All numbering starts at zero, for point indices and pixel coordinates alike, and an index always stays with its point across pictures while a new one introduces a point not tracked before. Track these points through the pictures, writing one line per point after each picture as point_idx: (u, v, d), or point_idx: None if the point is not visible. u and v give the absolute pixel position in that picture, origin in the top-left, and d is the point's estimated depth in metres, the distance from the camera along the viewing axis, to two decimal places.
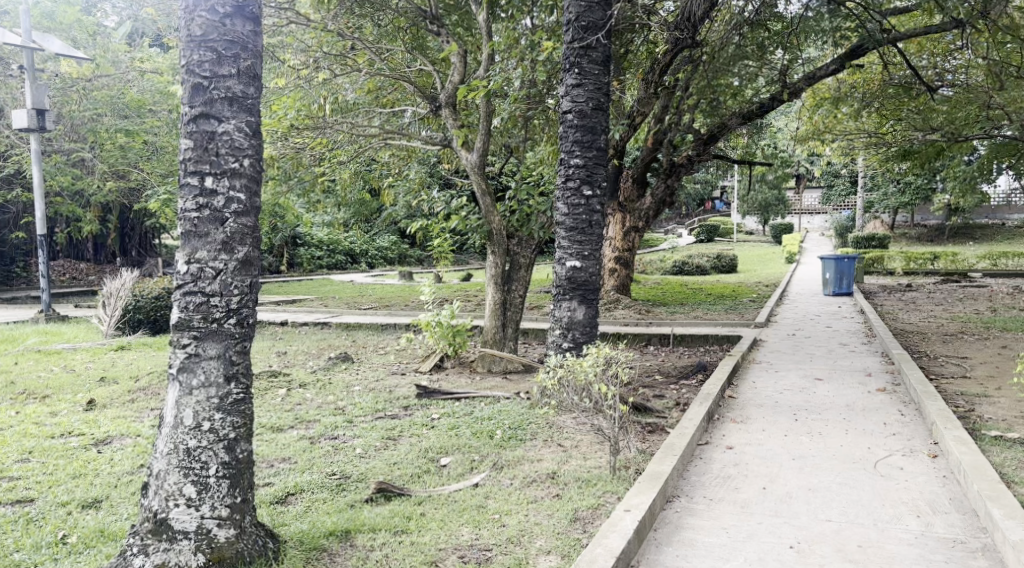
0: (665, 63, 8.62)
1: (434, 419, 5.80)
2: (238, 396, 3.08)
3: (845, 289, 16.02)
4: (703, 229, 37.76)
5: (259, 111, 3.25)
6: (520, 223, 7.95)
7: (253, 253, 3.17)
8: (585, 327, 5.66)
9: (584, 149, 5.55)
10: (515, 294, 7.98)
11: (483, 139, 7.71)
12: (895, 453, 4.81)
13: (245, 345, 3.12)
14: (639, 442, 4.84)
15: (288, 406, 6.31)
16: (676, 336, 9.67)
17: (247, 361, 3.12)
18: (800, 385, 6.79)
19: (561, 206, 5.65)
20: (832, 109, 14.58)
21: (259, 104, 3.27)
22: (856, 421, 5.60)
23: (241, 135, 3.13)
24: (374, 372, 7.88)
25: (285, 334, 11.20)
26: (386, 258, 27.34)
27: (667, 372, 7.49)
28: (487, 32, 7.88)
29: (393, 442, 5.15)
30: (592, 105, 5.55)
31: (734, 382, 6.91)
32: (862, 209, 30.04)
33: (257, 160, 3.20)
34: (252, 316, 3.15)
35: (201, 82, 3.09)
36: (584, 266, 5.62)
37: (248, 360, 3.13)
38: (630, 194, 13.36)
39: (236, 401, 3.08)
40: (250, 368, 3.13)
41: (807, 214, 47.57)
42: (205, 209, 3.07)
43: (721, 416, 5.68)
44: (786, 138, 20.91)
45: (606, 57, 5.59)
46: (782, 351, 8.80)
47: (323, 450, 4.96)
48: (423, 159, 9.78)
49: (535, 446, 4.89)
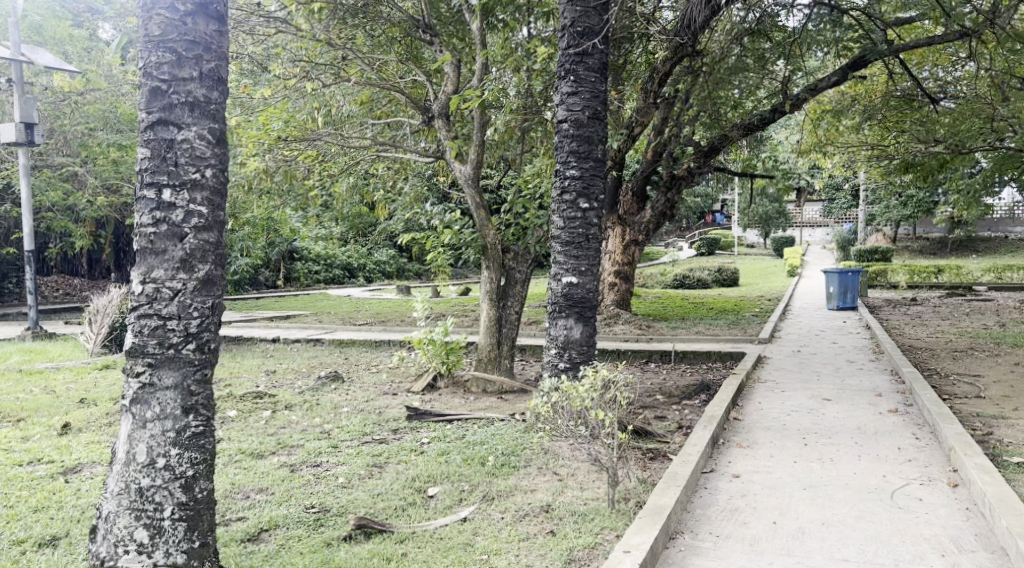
0: (663, 73, 8.40)
1: (424, 443, 5.52)
2: (196, 429, 2.80)
3: (849, 303, 15.75)
4: (705, 242, 37.50)
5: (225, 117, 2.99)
6: (516, 236, 7.67)
7: (216, 272, 2.90)
8: (582, 346, 5.38)
9: (580, 160, 5.30)
10: (511, 310, 7.73)
11: (477, 151, 7.48)
12: (912, 483, 4.52)
13: (205, 372, 2.84)
14: (639, 471, 4.56)
15: (272, 430, 6.03)
16: (677, 352, 9.40)
17: (208, 390, 2.85)
18: (808, 406, 6.50)
19: (556, 220, 5.39)
20: (834, 121, 14.36)
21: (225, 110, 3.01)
22: (869, 445, 5.31)
23: (203, 143, 2.87)
24: (365, 392, 7.61)
25: (276, 352, 10.91)
26: (384, 272, 27.10)
27: (669, 392, 7.20)
28: (481, 41, 7.64)
29: (379, 470, 4.88)
30: (589, 114, 5.29)
31: (739, 403, 6.62)
32: (864, 222, 29.84)
33: (222, 170, 2.94)
34: (214, 340, 2.88)
35: (160, 86, 2.83)
36: (580, 282, 5.35)
37: (209, 390, 2.86)
38: (630, 207, 13.11)
39: (195, 435, 2.80)
40: (212, 398, 2.86)
41: (808, 227, 47.34)
42: (162, 224, 2.81)
43: (726, 441, 5.40)
44: (788, 151, 20.70)
45: (603, 64, 5.34)
46: (787, 368, 8.53)
47: (305, 479, 4.69)
48: (417, 173, 9.55)
49: (528, 475, 4.62)
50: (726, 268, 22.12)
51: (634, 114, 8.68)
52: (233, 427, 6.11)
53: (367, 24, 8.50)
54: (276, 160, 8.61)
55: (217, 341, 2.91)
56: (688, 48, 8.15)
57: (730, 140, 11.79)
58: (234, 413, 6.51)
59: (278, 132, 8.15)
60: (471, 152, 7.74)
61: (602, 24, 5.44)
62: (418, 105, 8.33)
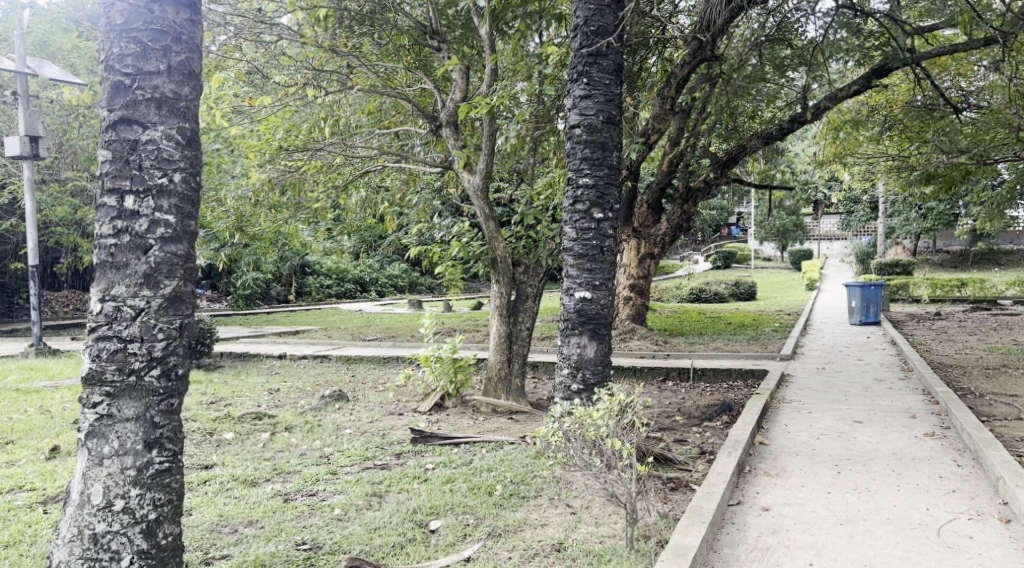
0: (680, 79, 8.08)
1: (428, 469, 5.19)
2: (160, 466, 2.51)
3: (872, 318, 15.28)
4: (720, 256, 37.05)
5: (197, 116, 2.69)
6: (527, 249, 7.33)
7: (185, 288, 2.59)
8: (596, 366, 5.03)
9: (594, 167, 4.98)
10: (521, 326, 7.39)
11: (486, 160, 7.18)
12: (960, 517, 4.14)
13: (171, 402, 2.54)
14: (660, 504, 4.20)
15: (268, 454, 5.71)
16: (696, 370, 9.01)
17: (175, 421, 2.56)
18: (837, 429, 6.13)
19: (568, 231, 5.06)
20: (854, 131, 13.97)
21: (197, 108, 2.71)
22: (908, 473, 4.92)
23: (170, 144, 2.56)
24: (369, 412, 7.29)
25: (282, 369, 10.61)
26: (396, 285, 26.87)
27: (688, 413, 6.82)
28: (489, 47, 7.35)
29: (379, 501, 4.54)
30: (603, 118, 4.98)
31: (764, 426, 6.24)
32: (883, 235, 29.32)
33: (193, 174, 2.63)
34: (182, 365, 2.58)
35: (123, 80, 2.53)
36: (594, 297, 5.00)
37: (178, 421, 2.57)
38: (645, 219, 12.69)
39: (158, 473, 2.52)
40: (180, 429, 2.58)
41: (825, 240, 46.75)
42: (124, 235, 2.50)
43: (752, 469, 5.03)
44: (806, 162, 20.30)
45: (618, 66, 5.03)
46: (812, 387, 8.12)
47: (299, 511, 4.37)
48: (426, 185, 9.25)
49: (539, 507, 4.27)
50: (743, 282, 21.69)
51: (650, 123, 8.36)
52: (229, 452, 5.79)
53: (374, 31, 8.24)
54: (280, 172, 8.34)
55: (187, 365, 2.61)
56: (706, 52, 7.88)
57: (749, 150, 11.44)
58: (230, 435, 6.20)
59: (281, 142, 7.87)
60: (479, 162, 7.40)
61: (618, 23, 5.13)
62: (425, 114, 8.03)
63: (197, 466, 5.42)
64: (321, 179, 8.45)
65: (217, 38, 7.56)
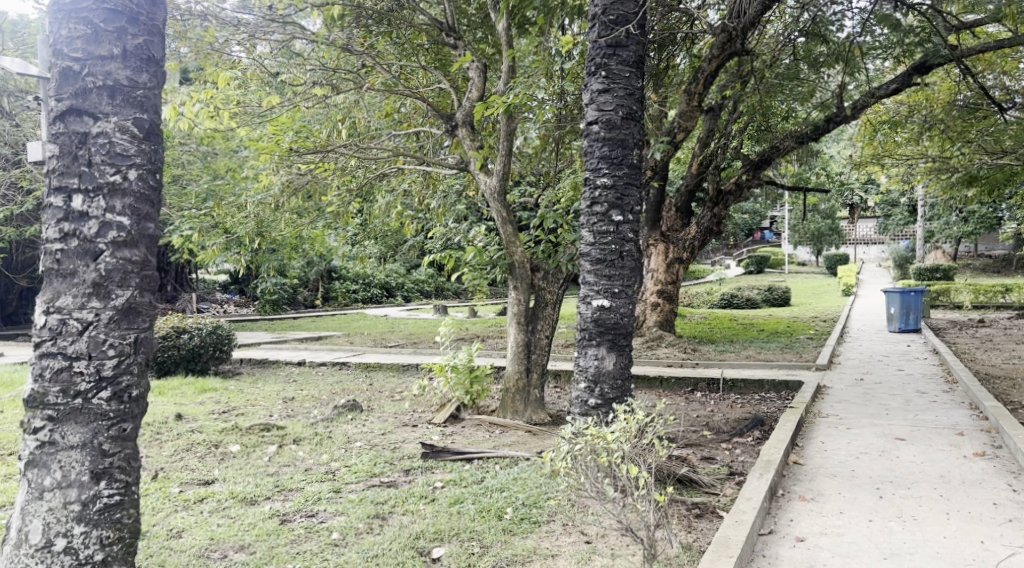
0: (708, 75, 7.70)
1: (437, 488, 4.89)
2: (107, 500, 2.52)
3: (912, 325, 14.67)
4: (754, 261, 36.31)
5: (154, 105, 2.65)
6: (547, 254, 6.97)
7: (139, 297, 2.55)
8: (616, 380, 4.69)
9: (613, 166, 4.65)
10: (540, 335, 7.08)
11: (504, 160, 6.85)
12: (1019, 552, 3.73)
13: (121, 427, 2.53)
14: (684, 534, 3.85)
15: (273, 470, 5.45)
16: (726, 381, 8.61)
17: (127, 448, 2.55)
18: (879, 447, 5.70)
19: (586, 234, 4.73)
20: (892, 132, 13.42)
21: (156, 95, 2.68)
22: (958, 499, 4.51)
23: (124, 137, 2.52)
24: (382, 423, 7.03)
25: (300, 376, 10.38)
26: (421, 290, 26.73)
27: (717, 427, 6.44)
28: (506, 41, 6.97)
29: (381, 524, 4.25)
30: (623, 114, 4.64)
31: (799, 443, 5.83)
32: (922, 240, 28.41)
33: (150, 170, 2.59)
34: (134, 385, 2.55)
35: (72, 66, 2.50)
36: (613, 306, 4.66)
37: (132, 447, 2.58)
38: (674, 223, 12.26)
39: (105, 508, 2.52)
40: (134, 455, 2.59)
41: (862, 244, 45.69)
42: (71, 238, 2.45)
43: (786, 492, 4.65)
44: (842, 164, 19.67)
45: (639, 57, 4.71)
46: (850, 401, 7.68)
47: (295, 534, 4.09)
48: (446, 188, 8.96)
49: (551, 534, 3.96)
50: (777, 287, 21.11)
51: (676, 122, 7.98)
52: (232, 466, 5.54)
53: (392, 30, 7.95)
54: (294, 175, 8.08)
55: (140, 387, 2.59)
56: (736, 46, 7.56)
57: (782, 152, 10.99)
58: (236, 448, 5.96)
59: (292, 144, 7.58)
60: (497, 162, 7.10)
61: (639, 11, 4.79)
62: (441, 114, 7.68)
63: (197, 481, 5.18)
64: (335, 181, 8.20)
65: (235, 36, 7.23)
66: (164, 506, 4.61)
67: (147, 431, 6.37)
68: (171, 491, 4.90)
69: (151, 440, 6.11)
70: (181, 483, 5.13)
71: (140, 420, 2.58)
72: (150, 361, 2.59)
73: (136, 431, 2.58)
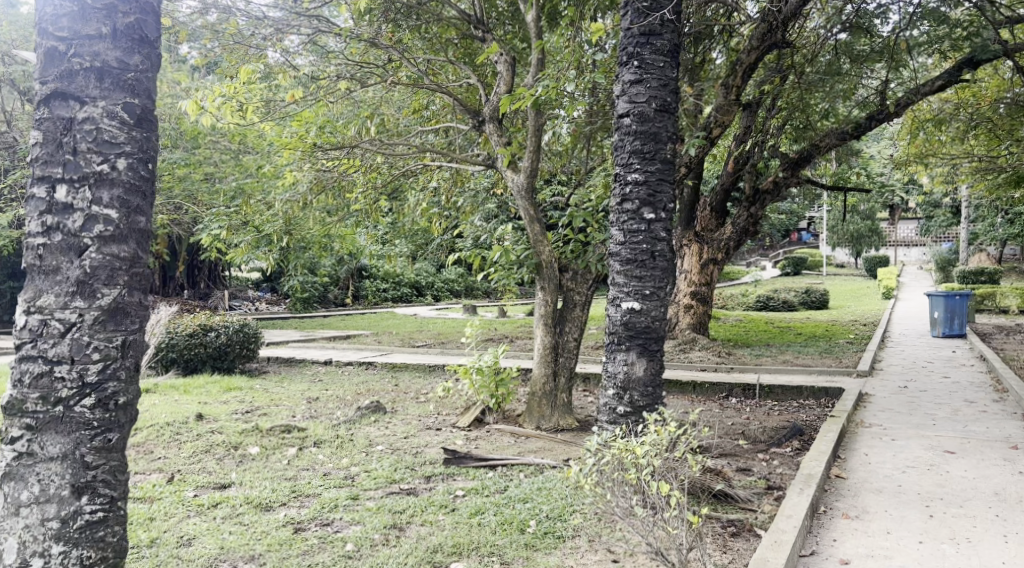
0: (748, 67, 7.42)
1: (458, 497, 4.71)
2: (89, 516, 2.44)
3: (957, 331, 14.14)
4: (790, 262, 35.60)
5: (147, 88, 2.58)
6: (575, 254, 6.75)
7: (127, 296, 2.47)
8: (645, 387, 4.45)
9: (645, 161, 4.41)
10: (568, 338, 6.86)
11: (531, 157, 6.64)
12: None
13: (105, 438, 2.45)
14: (718, 553, 3.61)
15: (291, 474, 5.30)
16: (763, 387, 8.29)
17: (111, 460, 2.47)
18: (927, 461, 5.38)
19: (615, 233, 4.51)
20: (936, 130, 12.95)
21: (151, 79, 2.61)
22: (1016, 519, 4.20)
23: (112, 122, 2.45)
24: (406, 426, 6.86)
25: (326, 375, 10.27)
26: (451, 290, 26.64)
27: (753, 436, 6.17)
28: (535, 33, 6.80)
29: (398, 535, 4.07)
30: (656, 106, 4.40)
31: (840, 455, 5.53)
32: (966, 242, 27.57)
33: (141, 160, 2.52)
34: (120, 392, 2.47)
35: (57, 46, 2.44)
36: (643, 309, 4.42)
37: (118, 459, 2.51)
38: (708, 223, 11.95)
39: (86, 525, 2.43)
40: (121, 467, 2.52)
41: (902, 246, 44.64)
42: (55, 233, 2.38)
43: (828, 509, 4.39)
44: (882, 164, 19.12)
45: (674, 46, 4.46)
46: (894, 410, 7.32)
47: (308, 545, 3.92)
48: (474, 186, 8.76)
49: (576, 551, 3.76)
50: (815, 290, 20.57)
51: (711, 118, 7.70)
52: (250, 469, 5.41)
53: (419, 25, 7.78)
54: (320, 172, 7.92)
55: (127, 393, 2.51)
56: (775, 38, 7.47)
57: (821, 150, 10.61)
58: (256, 450, 5.82)
59: (316, 140, 7.42)
60: (525, 159, 6.89)
61: None
62: (468, 109, 7.50)
63: (213, 485, 5.04)
64: (360, 178, 8.05)
65: (261, 31, 7.12)
66: (177, 511, 4.48)
67: (168, 431, 6.26)
68: (185, 496, 4.77)
69: (171, 441, 6.02)
70: (196, 486, 4.99)
71: (127, 430, 2.50)
72: (137, 365, 2.51)
73: (122, 441, 2.50)
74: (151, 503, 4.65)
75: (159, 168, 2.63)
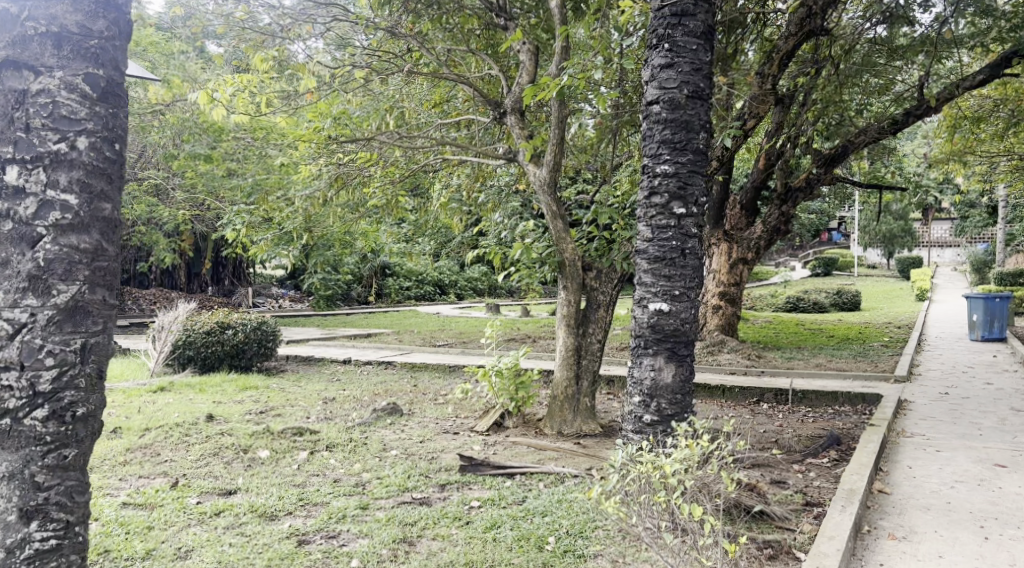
0: (784, 55, 7.36)
1: (473, 508, 4.44)
2: (41, 544, 2.26)
3: (997, 334, 13.59)
4: (821, 262, 34.88)
5: (113, 57, 2.40)
6: (600, 252, 6.42)
7: (85, 291, 2.29)
8: (674, 394, 4.14)
9: (675, 152, 4.10)
10: (591, 339, 6.55)
11: (554, 150, 6.35)
12: None
13: (60, 454, 2.26)
14: None
15: (300, 480, 5.06)
16: (796, 392, 7.94)
17: (67, 480, 2.30)
18: (978, 475, 5.01)
19: (642, 229, 4.20)
20: (978, 126, 12.44)
21: (119, 48, 2.44)
22: None
23: (71, 96, 2.27)
24: (422, 430, 6.60)
25: (344, 375, 10.05)
26: (474, 288, 26.44)
27: (788, 446, 5.85)
28: (560, 21, 6.50)
29: (407, 551, 3.80)
30: (688, 92, 4.09)
31: (883, 468, 5.18)
32: (1004, 243, 26.75)
33: (103, 138, 2.34)
34: (77, 402, 2.29)
35: (10, 9, 2.24)
36: (672, 311, 4.11)
37: (79, 480, 2.35)
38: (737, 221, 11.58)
39: (38, 553, 2.26)
40: (81, 489, 2.36)
41: (936, 246, 43.64)
42: (5, 221, 2.19)
43: (873, 529, 4.06)
44: (919, 161, 18.53)
45: (708, 28, 4.14)
46: (936, 418, 6.92)
47: (311, 560, 3.68)
48: (495, 181, 8.48)
49: None
50: (847, 291, 20.04)
51: (743, 111, 7.37)
52: (258, 474, 5.18)
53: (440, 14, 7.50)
54: (337, 166, 7.68)
55: (86, 403, 2.32)
56: (814, 23, 7.28)
57: (856, 146, 10.18)
58: (265, 453, 5.59)
59: (330, 132, 7.27)
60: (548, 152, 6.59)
61: None
62: (489, 100, 7.22)
63: (218, 491, 4.81)
64: (377, 173, 7.80)
65: (278, 20, 6.93)
66: (178, 519, 4.26)
67: (177, 433, 6.07)
68: (188, 503, 4.54)
69: (179, 443, 5.81)
70: (200, 492, 4.77)
71: (87, 447, 2.34)
72: (101, 371, 2.34)
73: (82, 459, 2.34)
74: (151, 510, 4.43)
75: (126, 151, 2.46)
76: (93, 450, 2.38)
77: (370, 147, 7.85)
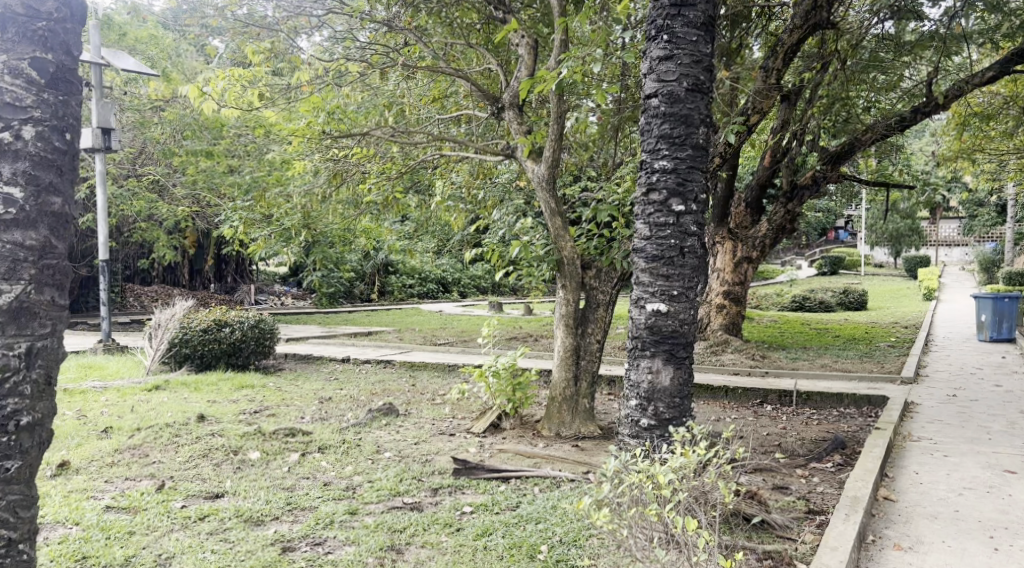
0: (789, 48, 7.11)
1: (466, 514, 4.32)
2: None
3: (1005, 334, 13.41)
4: (827, 261, 34.63)
5: (66, 42, 2.33)
6: (600, 250, 6.29)
7: (30, 291, 2.22)
8: (672, 398, 4.01)
9: (674, 147, 3.96)
10: (591, 339, 6.41)
11: (553, 146, 6.21)
12: None
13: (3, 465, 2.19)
14: None
15: (290, 482, 4.94)
16: (800, 394, 7.79)
17: (11, 494, 2.22)
18: (986, 482, 4.86)
19: (640, 226, 4.07)
20: (987, 124, 12.25)
21: (74, 33, 2.37)
22: None
23: (16, 82, 2.22)
24: (417, 431, 6.48)
25: (343, 374, 9.94)
26: (477, 286, 26.35)
27: (791, 450, 5.71)
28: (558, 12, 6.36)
29: (394, 559, 3.68)
30: (688, 85, 3.96)
31: (888, 474, 5.03)
32: (1012, 242, 26.50)
33: (53, 128, 2.28)
34: (22, 410, 2.21)
35: None
36: (670, 311, 3.97)
37: (23, 495, 2.26)
38: (742, 220, 11.40)
39: None
40: (26, 504, 2.27)
41: (944, 245, 43.37)
42: None
43: (878, 539, 3.93)
44: (927, 159, 18.33)
45: (709, 18, 3.99)
46: (944, 421, 6.77)
47: None
48: (495, 178, 8.35)
49: None
50: (853, 290, 19.84)
51: (747, 105, 7.22)
52: (247, 476, 5.06)
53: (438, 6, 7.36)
54: (335, 162, 7.56)
55: (34, 411, 2.24)
56: (820, 16, 7.13)
57: (863, 144, 10.01)
58: (256, 455, 5.47)
59: (325, 127, 7.08)
60: (546, 148, 6.45)
61: None
62: (488, 95, 7.07)
63: (205, 494, 4.69)
64: (374, 169, 7.67)
65: (275, 13, 6.87)
66: (161, 524, 4.15)
67: (167, 433, 5.96)
68: (172, 507, 4.42)
69: (168, 445, 5.70)
70: (186, 496, 4.65)
71: (33, 457, 2.25)
72: (48, 379, 2.26)
73: (27, 471, 2.25)
74: (135, 515, 4.31)
75: (79, 142, 2.39)
76: (40, 462, 2.29)
77: (366, 142, 7.71)
